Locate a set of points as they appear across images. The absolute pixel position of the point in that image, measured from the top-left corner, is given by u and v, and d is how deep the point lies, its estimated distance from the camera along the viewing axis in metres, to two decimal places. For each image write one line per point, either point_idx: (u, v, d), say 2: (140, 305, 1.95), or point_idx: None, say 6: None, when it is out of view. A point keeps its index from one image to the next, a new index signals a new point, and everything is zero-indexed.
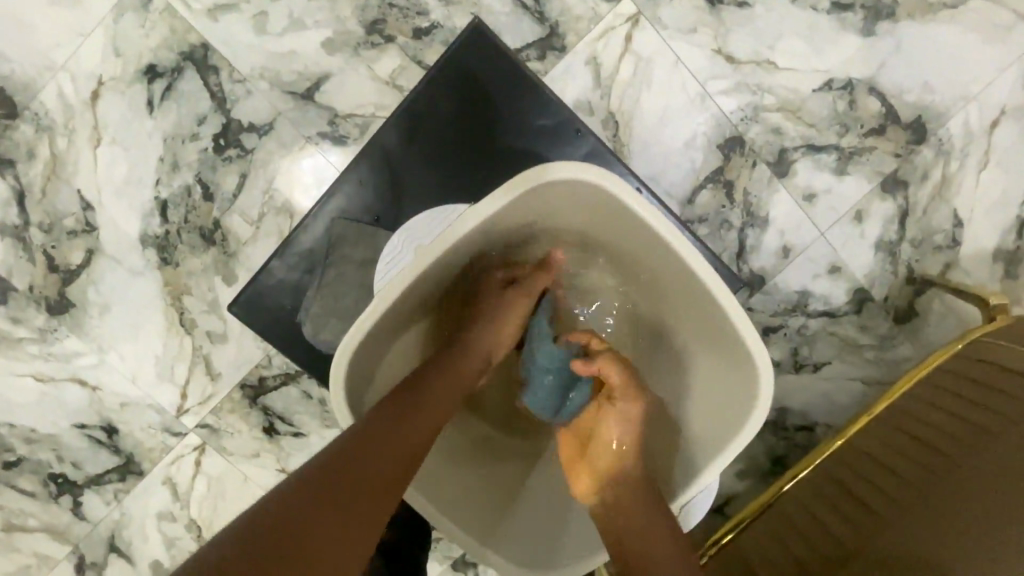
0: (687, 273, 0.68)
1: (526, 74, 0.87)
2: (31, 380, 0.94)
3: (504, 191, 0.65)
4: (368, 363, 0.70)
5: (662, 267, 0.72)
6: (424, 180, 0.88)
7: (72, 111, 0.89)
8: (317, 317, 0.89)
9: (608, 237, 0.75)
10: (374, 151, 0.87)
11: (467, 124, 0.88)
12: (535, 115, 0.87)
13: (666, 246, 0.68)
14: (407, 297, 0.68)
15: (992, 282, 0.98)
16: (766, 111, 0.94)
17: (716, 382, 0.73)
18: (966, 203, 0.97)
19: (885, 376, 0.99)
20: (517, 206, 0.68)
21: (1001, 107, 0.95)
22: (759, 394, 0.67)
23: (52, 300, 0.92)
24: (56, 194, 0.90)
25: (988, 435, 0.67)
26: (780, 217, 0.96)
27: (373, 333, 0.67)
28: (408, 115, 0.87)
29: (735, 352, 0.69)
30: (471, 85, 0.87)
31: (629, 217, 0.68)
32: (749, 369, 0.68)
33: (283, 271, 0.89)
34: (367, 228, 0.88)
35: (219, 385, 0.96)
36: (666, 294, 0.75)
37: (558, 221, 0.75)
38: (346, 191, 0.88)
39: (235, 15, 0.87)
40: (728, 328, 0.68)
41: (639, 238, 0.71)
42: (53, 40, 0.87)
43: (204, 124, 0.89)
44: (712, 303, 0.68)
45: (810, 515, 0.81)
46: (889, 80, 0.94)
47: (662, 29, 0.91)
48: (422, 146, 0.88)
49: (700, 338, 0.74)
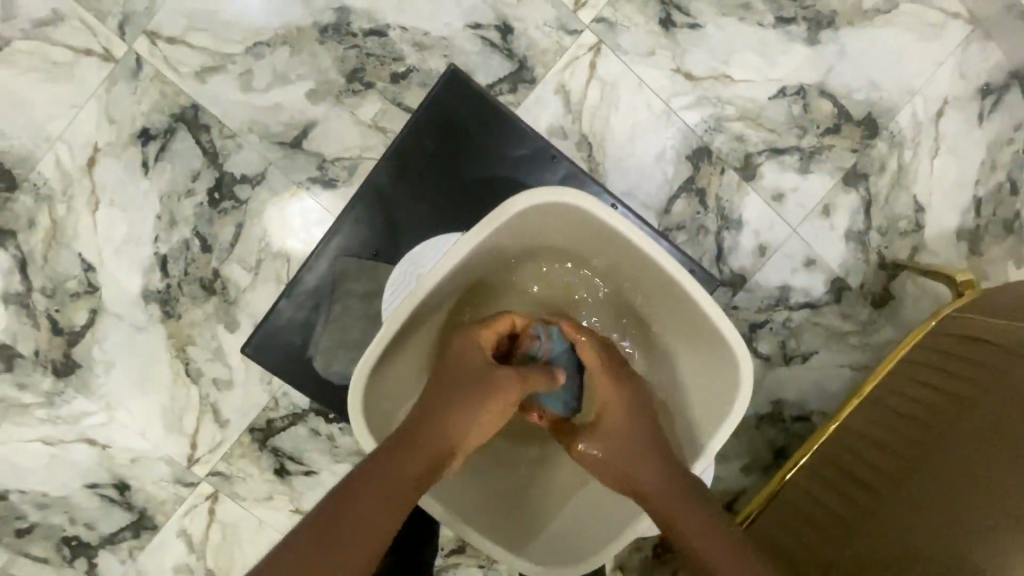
0: (665, 277, 0.73)
1: (500, 106, 0.92)
2: (40, 445, 0.96)
3: (491, 218, 0.69)
4: (380, 390, 0.74)
5: (642, 274, 0.76)
6: (414, 212, 0.92)
7: (70, 178, 0.92)
8: (325, 351, 0.92)
9: (590, 251, 0.79)
10: (368, 190, 0.92)
11: (449, 158, 0.92)
12: (511, 145, 0.93)
13: (644, 256, 0.73)
14: (408, 326, 0.72)
15: (958, 260, 1.04)
16: (728, 122, 1.00)
17: (703, 373, 0.77)
18: (923, 189, 1.03)
19: (870, 360, 1.04)
20: (503, 231, 0.72)
21: (944, 98, 1.02)
22: (742, 383, 0.71)
23: (57, 363, 0.94)
24: (57, 259, 0.93)
25: (964, 402, 0.72)
26: (753, 218, 1.01)
27: (382, 360, 0.71)
28: (396, 154, 0.92)
29: (717, 346, 0.73)
30: (451, 124, 0.92)
31: (608, 231, 0.73)
32: (730, 363, 0.72)
33: (290, 309, 0.92)
34: (365, 261, 0.92)
35: (228, 432, 0.97)
36: (652, 300, 0.79)
37: (543, 242, 0.79)
38: (344, 228, 0.92)
39: (222, 75, 0.92)
40: (708, 324, 0.72)
41: (619, 248, 0.75)
42: (48, 114, 0.91)
43: (199, 180, 0.93)
44: (694, 303, 0.72)
45: (811, 499, 0.83)
46: (838, 82, 1.01)
47: (623, 55, 0.97)
48: (410, 181, 0.92)
49: (685, 334, 0.78)
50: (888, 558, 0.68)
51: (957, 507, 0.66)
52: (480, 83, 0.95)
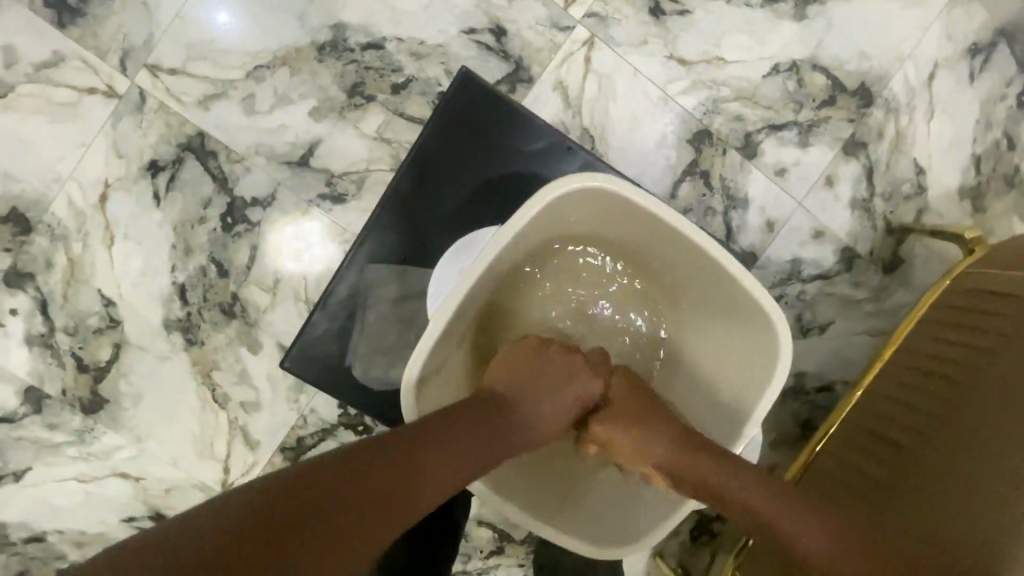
0: (695, 252, 0.74)
1: (508, 102, 0.93)
2: (74, 483, 0.96)
3: (521, 211, 0.71)
4: (429, 390, 0.74)
5: (669, 252, 0.78)
6: (438, 216, 0.93)
7: (84, 215, 0.93)
8: (364, 356, 0.92)
9: (615, 235, 0.80)
10: (391, 196, 0.92)
11: (467, 159, 0.93)
12: (526, 140, 0.93)
13: (673, 234, 0.74)
14: (452, 323, 0.72)
15: (963, 219, 1.05)
16: (725, 103, 1.01)
17: (736, 343, 0.79)
18: (922, 151, 1.05)
19: (887, 324, 1.05)
20: (533, 222, 0.74)
21: (934, 61, 1.04)
22: (782, 344, 0.72)
23: (85, 400, 0.95)
24: (77, 297, 0.94)
25: (988, 355, 0.73)
26: (758, 195, 1.03)
27: (430, 360, 0.71)
28: (414, 158, 0.92)
29: (751, 314, 0.75)
30: (464, 125, 0.93)
31: (634, 212, 0.74)
32: (767, 326, 0.73)
33: (325, 320, 0.92)
34: (399, 267, 0.93)
35: (260, 453, 0.98)
36: (679, 278, 0.81)
37: (570, 230, 0.81)
38: (373, 235, 0.92)
39: (224, 101, 0.93)
40: (740, 293, 0.74)
41: (646, 228, 0.76)
42: (57, 155, 0.92)
43: (210, 206, 0.94)
44: (725, 275, 0.74)
45: (846, 465, 0.84)
46: (828, 55, 1.02)
47: (617, 47, 0.99)
48: (431, 185, 0.93)
49: (714, 308, 0.80)
50: (920, 517, 0.69)
51: (988, 454, 0.67)
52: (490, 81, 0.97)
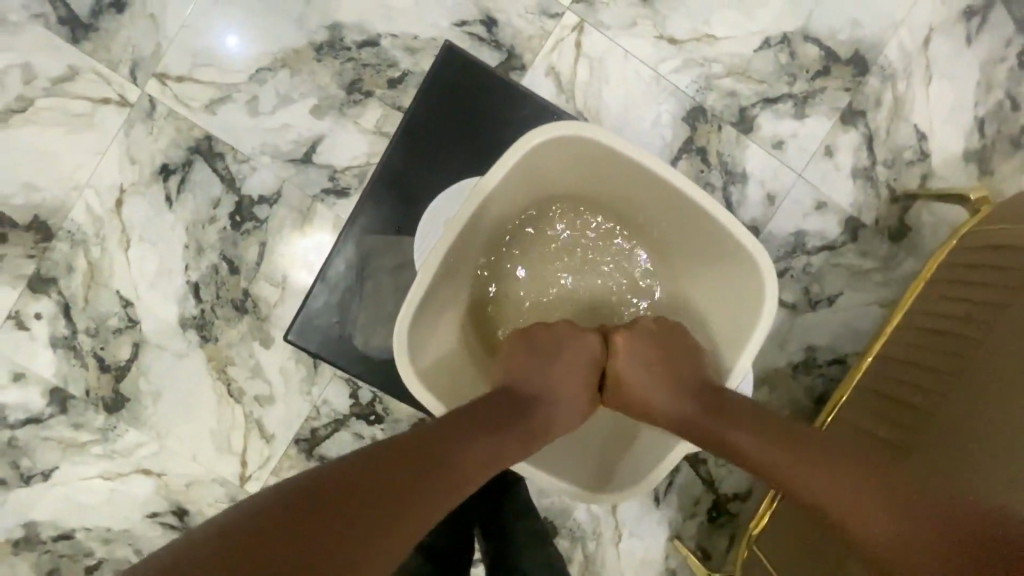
0: (678, 198, 0.78)
1: (495, 74, 0.97)
2: (99, 481, 0.99)
3: (508, 154, 0.74)
4: (424, 337, 0.78)
5: (657, 202, 0.81)
6: (433, 187, 0.97)
7: (101, 221, 0.97)
8: (364, 325, 0.97)
9: (602, 189, 0.83)
10: (387, 171, 0.96)
11: (458, 129, 0.97)
12: (514, 108, 0.97)
13: (655, 180, 0.77)
14: (443, 268, 0.76)
15: (969, 182, 1.04)
16: (718, 79, 1.02)
17: (724, 288, 0.82)
18: (923, 116, 1.04)
19: (898, 293, 1.03)
20: (518, 172, 0.77)
21: (929, 26, 1.03)
22: (765, 287, 0.75)
23: (108, 399, 0.98)
24: (97, 299, 0.98)
25: (995, 305, 0.72)
26: (756, 169, 1.03)
27: (422, 305, 0.75)
28: (407, 133, 0.96)
29: (737, 257, 0.78)
30: (453, 97, 0.97)
31: (619, 162, 0.77)
32: (752, 264, 0.76)
33: (325, 293, 0.96)
34: (390, 238, 0.96)
35: (276, 446, 1.00)
36: (667, 229, 0.84)
37: (556, 187, 0.84)
38: (369, 208, 0.96)
39: (229, 104, 0.97)
40: (726, 237, 0.77)
41: (633, 179, 0.79)
42: (74, 164, 0.96)
43: (220, 206, 0.98)
44: (711, 219, 0.77)
45: (860, 431, 0.83)
46: (820, 26, 1.03)
47: (606, 30, 1.00)
48: (425, 156, 0.97)
49: (701, 255, 0.83)
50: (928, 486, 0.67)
51: (996, 403, 0.65)
52: (489, 65, 0.99)
